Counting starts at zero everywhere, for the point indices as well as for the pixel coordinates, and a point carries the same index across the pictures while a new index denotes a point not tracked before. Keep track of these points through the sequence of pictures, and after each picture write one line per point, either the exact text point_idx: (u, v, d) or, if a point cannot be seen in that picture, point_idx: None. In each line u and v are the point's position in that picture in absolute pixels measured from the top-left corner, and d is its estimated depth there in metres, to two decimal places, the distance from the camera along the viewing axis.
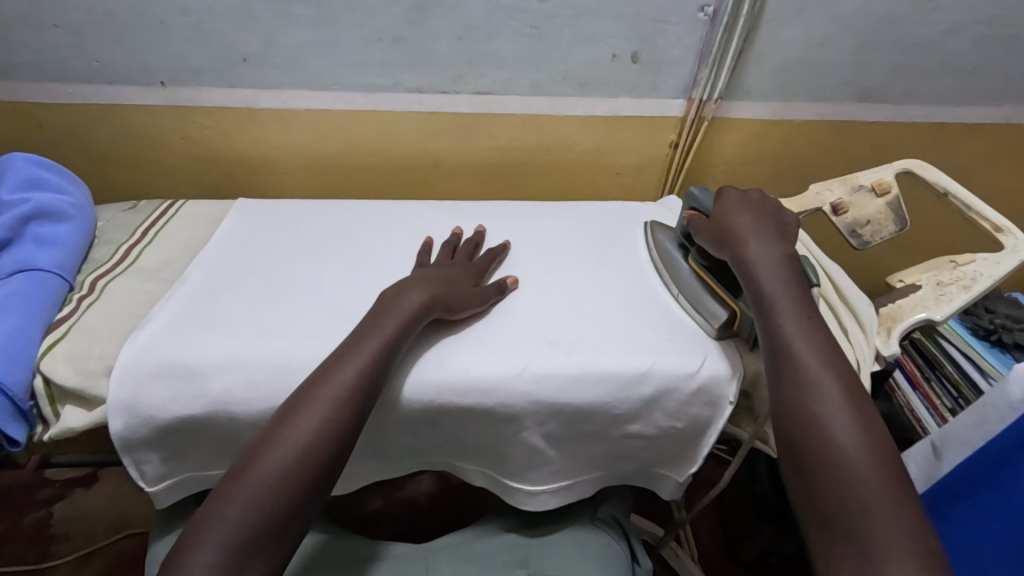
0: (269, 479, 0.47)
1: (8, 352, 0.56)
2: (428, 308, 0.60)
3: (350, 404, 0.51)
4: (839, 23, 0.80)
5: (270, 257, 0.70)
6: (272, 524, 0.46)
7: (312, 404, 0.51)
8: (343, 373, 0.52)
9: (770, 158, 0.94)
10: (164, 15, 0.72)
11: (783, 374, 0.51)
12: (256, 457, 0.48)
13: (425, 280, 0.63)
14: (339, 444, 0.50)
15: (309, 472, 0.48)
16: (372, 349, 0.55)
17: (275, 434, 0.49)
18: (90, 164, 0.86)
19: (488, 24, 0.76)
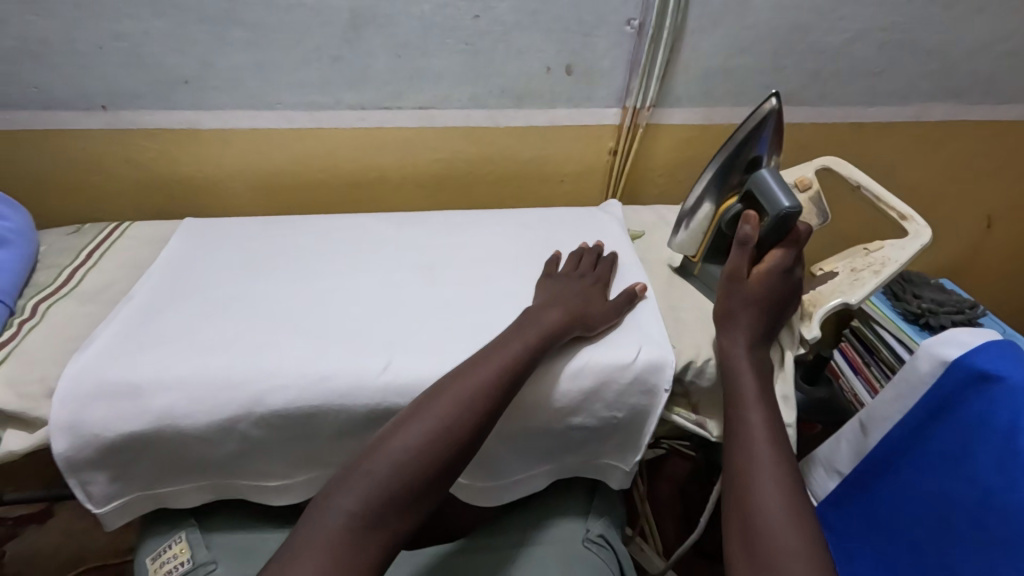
0: (411, 447, 0.52)
1: None
2: (557, 325, 0.62)
3: (480, 406, 0.55)
4: (755, 32, 0.85)
5: (217, 276, 0.71)
6: (401, 495, 0.51)
7: (454, 393, 0.55)
8: (477, 374, 0.56)
9: (703, 160, 0.99)
10: (101, 41, 0.73)
11: (738, 457, 0.56)
12: (395, 429, 0.53)
13: (571, 295, 0.66)
14: (472, 431, 0.54)
15: (441, 456, 0.52)
16: (507, 355, 0.58)
17: (421, 408, 0.54)
18: (33, 191, 0.85)
19: (422, 41, 0.79)
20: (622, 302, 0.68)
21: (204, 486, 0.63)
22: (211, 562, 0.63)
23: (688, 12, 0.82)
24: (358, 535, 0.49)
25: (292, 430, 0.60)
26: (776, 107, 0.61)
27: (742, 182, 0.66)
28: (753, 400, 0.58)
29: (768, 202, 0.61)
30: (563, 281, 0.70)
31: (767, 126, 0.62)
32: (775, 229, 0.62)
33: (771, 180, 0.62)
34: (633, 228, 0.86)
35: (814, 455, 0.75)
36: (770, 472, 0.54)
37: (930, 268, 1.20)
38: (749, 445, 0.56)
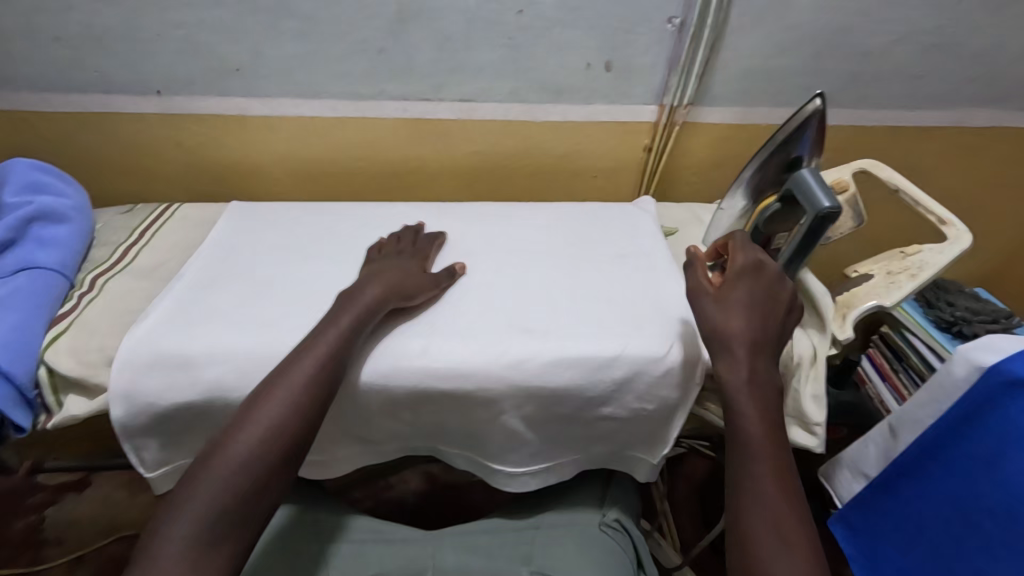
0: (234, 463, 0.51)
1: (12, 344, 0.59)
2: (369, 309, 0.62)
3: (305, 404, 0.55)
4: (797, 33, 0.85)
5: (260, 259, 0.74)
6: (232, 513, 0.50)
7: (276, 399, 0.55)
8: (291, 377, 0.56)
9: (736, 160, 0.99)
10: (160, 28, 0.76)
11: (743, 508, 0.53)
12: (217, 449, 0.52)
13: (387, 276, 0.67)
14: (299, 430, 0.55)
15: (267, 462, 0.52)
16: (324, 349, 0.58)
17: (237, 423, 0.53)
18: (87, 171, 0.89)
19: (467, 35, 0.81)
20: (437, 281, 0.69)
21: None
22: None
23: (731, 11, 0.82)
24: (197, 559, 0.48)
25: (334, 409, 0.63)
26: (819, 106, 0.60)
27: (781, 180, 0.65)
28: (760, 444, 0.56)
29: (807, 200, 0.60)
30: (385, 260, 0.70)
31: (809, 127, 0.62)
32: (813, 229, 0.61)
33: (811, 179, 0.61)
34: (666, 225, 0.87)
35: (841, 456, 0.75)
36: (775, 528, 0.51)
37: (964, 276, 1.19)
38: (754, 499, 0.53)
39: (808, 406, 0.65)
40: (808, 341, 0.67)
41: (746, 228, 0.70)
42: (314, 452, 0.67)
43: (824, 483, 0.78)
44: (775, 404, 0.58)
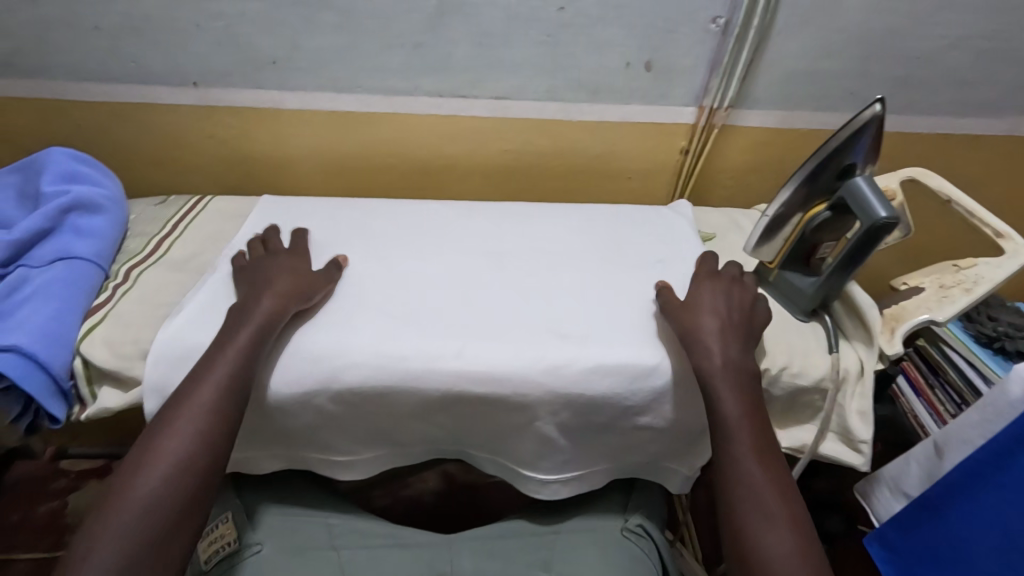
0: (138, 506, 0.49)
1: (49, 334, 0.59)
2: (271, 319, 0.60)
3: (215, 428, 0.54)
4: (845, 35, 0.83)
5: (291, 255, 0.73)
6: (149, 553, 0.48)
7: (180, 430, 0.53)
8: (195, 403, 0.54)
9: (775, 165, 0.97)
10: (198, 20, 0.76)
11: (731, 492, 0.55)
12: (121, 491, 0.50)
13: (282, 281, 0.64)
14: (207, 457, 0.53)
15: (182, 493, 0.51)
16: (224, 369, 0.56)
17: (135, 466, 0.51)
18: (120, 160, 0.89)
19: (506, 31, 0.79)
20: (326, 282, 0.67)
21: (277, 455, 0.66)
22: (258, 543, 0.66)
23: (777, 12, 0.80)
24: None
25: (365, 410, 0.62)
26: (877, 113, 0.58)
27: (833, 188, 0.63)
28: (737, 426, 0.57)
29: (863, 210, 0.59)
30: (266, 262, 0.67)
31: (865, 134, 0.59)
32: (867, 240, 0.59)
33: (867, 189, 0.59)
34: (704, 230, 0.85)
35: (881, 473, 0.73)
36: (759, 508, 0.53)
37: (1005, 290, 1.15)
38: (740, 483, 0.55)
39: (854, 421, 0.63)
40: (855, 355, 0.65)
41: (791, 236, 0.68)
42: (342, 452, 0.66)
43: (861, 500, 0.76)
44: (749, 385, 0.60)
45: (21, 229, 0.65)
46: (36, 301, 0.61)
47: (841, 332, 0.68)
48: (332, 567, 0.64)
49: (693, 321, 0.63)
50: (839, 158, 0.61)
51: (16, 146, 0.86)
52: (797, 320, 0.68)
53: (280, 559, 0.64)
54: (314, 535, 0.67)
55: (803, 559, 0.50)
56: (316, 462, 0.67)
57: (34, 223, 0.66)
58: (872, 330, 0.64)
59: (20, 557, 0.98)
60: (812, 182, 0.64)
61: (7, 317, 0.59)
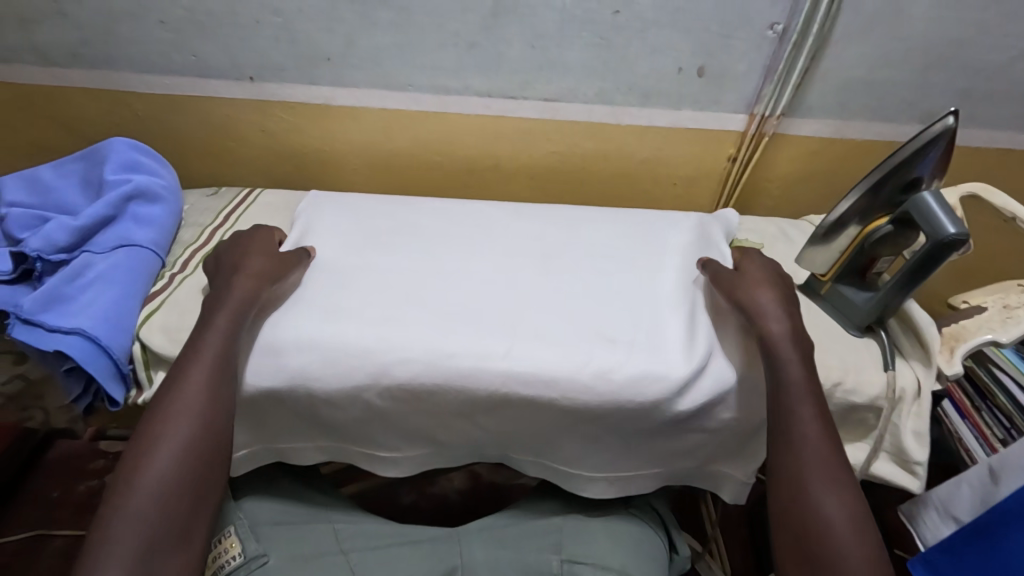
0: (149, 494, 0.51)
1: (111, 319, 0.61)
2: (245, 301, 0.62)
3: (210, 413, 0.55)
4: (908, 45, 0.80)
5: (339, 253, 0.73)
6: (171, 533, 0.50)
7: (179, 418, 0.55)
8: (190, 389, 0.56)
9: (826, 175, 0.95)
10: (259, 15, 0.77)
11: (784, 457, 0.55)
12: (128, 481, 0.51)
13: (247, 264, 0.66)
14: (211, 442, 0.55)
15: (192, 476, 0.53)
16: (212, 355, 0.58)
17: (135, 461, 0.52)
18: (175, 151, 0.91)
19: (560, 33, 0.79)
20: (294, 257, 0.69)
21: (323, 447, 0.67)
22: (262, 554, 0.62)
23: (838, 20, 0.78)
24: None
25: (411, 406, 0.62)
26: (952, 125, 0.56)
27: (898, 201, 0.62)
28: (802, 391, 0.57)
29: (930, 225, 0.57)
30: (230, 251, 0.69)
31: (936, 145, 0.58)
32: (933, 255, 0.58)
33: (934, 202, 0.58)
34: (752, 239, 0.83)
35: (929, 496, 0.71)
36: (822, 472, 0.54)
37: None
38: (801, 448, 0.55)
39: (906, 440, 0.62)
40: (911, 373, 0.63)
41: (848, 248, 0.66)
42: (383, 446, 0.66)
43: (906, 524, 0.74)
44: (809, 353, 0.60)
45: (86, 216, 0.67)
46: (100, 286, 0.63)
47: (897, 350, 0.66)
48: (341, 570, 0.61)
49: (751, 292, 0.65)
50: (906, 171, 0.60)
51: (77, 134, 0.88)
52: (852, 336, 0.66)
53: (289, 568, 0.61)
54: (320, 540, 0.64)
55: (855, 528, 0.51)
56: (359, 456, 0.67)
57: (98, 211, 0.67)
58: (931, 349, 0.63)
59: (58, 533, 1.00)
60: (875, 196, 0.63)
61: (72, 300, 0.61)
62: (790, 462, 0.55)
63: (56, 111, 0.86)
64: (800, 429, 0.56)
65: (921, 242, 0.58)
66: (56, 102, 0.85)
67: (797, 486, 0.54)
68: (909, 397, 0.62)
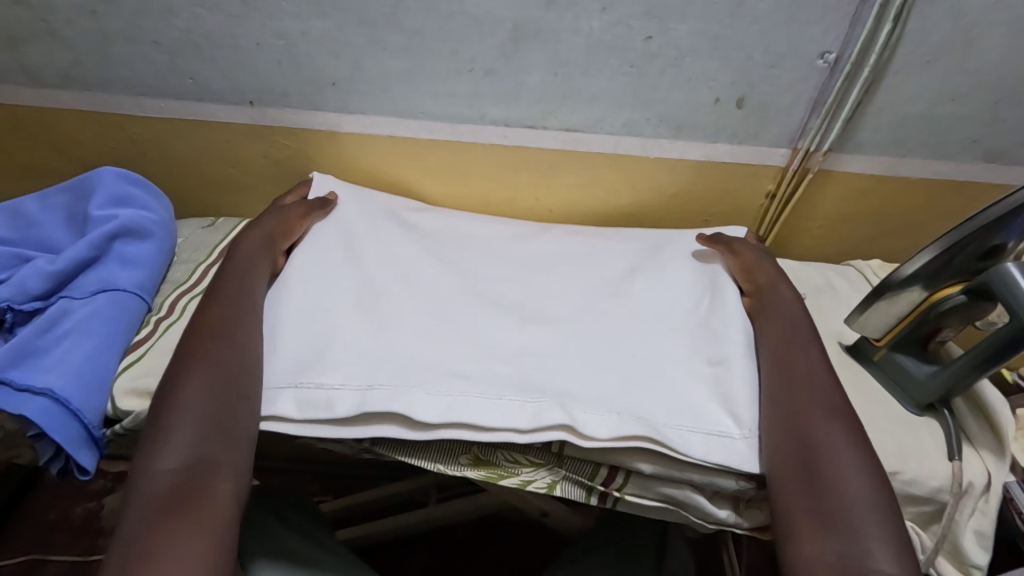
0: (205, 386, 0.50)
1: (84, 376, 0.55)
2: (260, 247, 0.63)
3: (247, 327, 0.56)
4: (976, 78, 0.72)
5: (352, 243, 0.69)
6: (219, 425, 0.48)
7: (215, 333, 0.53)
8: (217, 312, 0.55)
9: (875, 216, 0.86)
10: (261, 37, 0.71)
11: (781, 376, 0.55)
12: (170, 390, 0.49)
13: (263, 222, 0.66)
14: (255, 351, 0.54)
15: (235, 380, 0.51)
16: (232, 290, 0.58)
17: (183, 362, 0.51)
18: (174, 177, 0.85)
19: (586, 60, 0.72)
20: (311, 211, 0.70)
21: (302, 393, 0.53)
22: None
23: (898, 50, 0.70)
24: (193, 468, 0.45)
25: (415, 372, 0.55)
26: None
27: (977, 269, 0.54)
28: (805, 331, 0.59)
29: (1015, 302, 0.50)
30: (271, 212, 0.68)
31: None
32: (1017, 336, 0.50)
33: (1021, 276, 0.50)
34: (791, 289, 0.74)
35: None
36: (816, 393, 0.53)
37: None
38: (797, 369, 0.55)
39: (966, 540, 0.54)
40: (981, 464, 0.55)
41: (910, 315, 0.59)
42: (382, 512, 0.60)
43: None
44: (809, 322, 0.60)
45: (64, 259, 0.61)
46: (74, 338, 0.57)
47: (963, 434, 0.58)
48: None
49: (756, 264, 0.67)
50: (990, 234, 0.52)
51: (71, 158, 0.84)
52: (908, 412, 0.58)
53: None
54: None
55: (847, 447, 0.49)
56: (343, 397, 0.52)
57: (79, 252, 0.62)
58: (1005, 435, 0.55)
59: (53, 560, 0.97)
60: (953, 260, 0.54)
61: (43, 354, 0.56)
62: (806, 384, 0.54)
63: (48, 133, 0.81)
64: (807, 367, 0.55)
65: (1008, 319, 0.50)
66: (47, 125, 0.80)
67: (803, 407, 0.52)
68: (979, 492, 0.54)
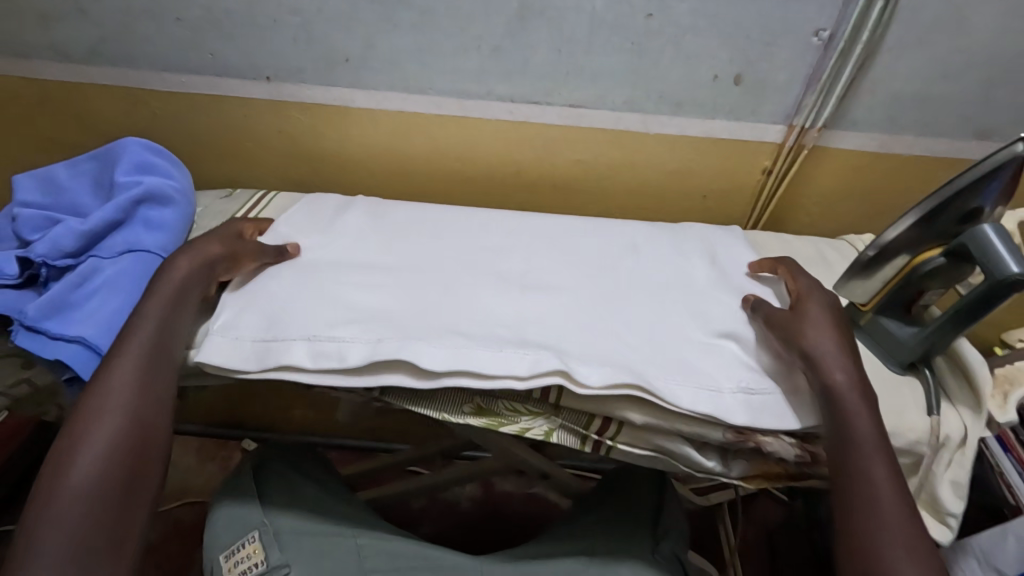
0: (81, 492, 0.46)
1: (115, 328, 0.59)
2: (178, 294, 0.58)
3: (144, 409, 0.50)
4: (969, 56, 0.74)
5: (363, 225, 0.74)
6: (106, 530, 0.45)
7: (110, 409, 0.49)
8: (116, 381, 0.51)
9: (869, 193, 0.89)
10: (277, 15, 0.75)
11: (852, 500, 0.49)
12: (54, 479, 0.46)
13: (200, 247, 0.62)
14: (146, 437, 0.50)
15: (128, 470, 0.48)
16: (143, 347, 0.53)
17: (62, 456, 0.47)
18: (192, 151, 0.89)
19: (589, 38, 0.75)
20: (259, 254, 0.65)
21: (315, 345, 0.56)
22: (285, 565, 0.59)
23: (891, 28, 0.72)
24: None
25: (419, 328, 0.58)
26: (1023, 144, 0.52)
27: (955, 233, 0.57)
28: (870, 434, 0.51)
29: (990, 265, 0.53)
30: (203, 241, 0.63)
31: (1002, 174, 0.53)
32: (993, 295, 0.53)
33: (996, 239, 0.53)
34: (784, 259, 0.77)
35: (969, 543, 0.71)
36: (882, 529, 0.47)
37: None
38: (866, 491, 0.49)
39: (943, 491, 0.56)
40: (958, 421, 0.58)
41: (893, 280, 0.61)
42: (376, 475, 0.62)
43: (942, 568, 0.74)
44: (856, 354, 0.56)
45: (94, 219, 0.65)
46: (105, 293, 0.61)
47: (943, 392, 0.61)
48: None
49: (801, 336, 0.57)
50: (966, 200, 0.55)
51: (95, 132, 0.87)
52: (891, 372, 0.61)
53: None
54: (340, 556, 0.62)
55: None
56: (354, 349, 0.56)
57: (107, 215, 0.66)
58: (982, 393, 0.58)
59: None
60: (931, 223, 0.57)
61: (76, 307, 0.59)
62: (880, 513, 0.48)
63: (74, 109, 0.85)
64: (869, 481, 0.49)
65: (980, 280, 0.54)
66: (73, 100, 0.84)
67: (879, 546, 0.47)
68: (955, 446, 0.57)
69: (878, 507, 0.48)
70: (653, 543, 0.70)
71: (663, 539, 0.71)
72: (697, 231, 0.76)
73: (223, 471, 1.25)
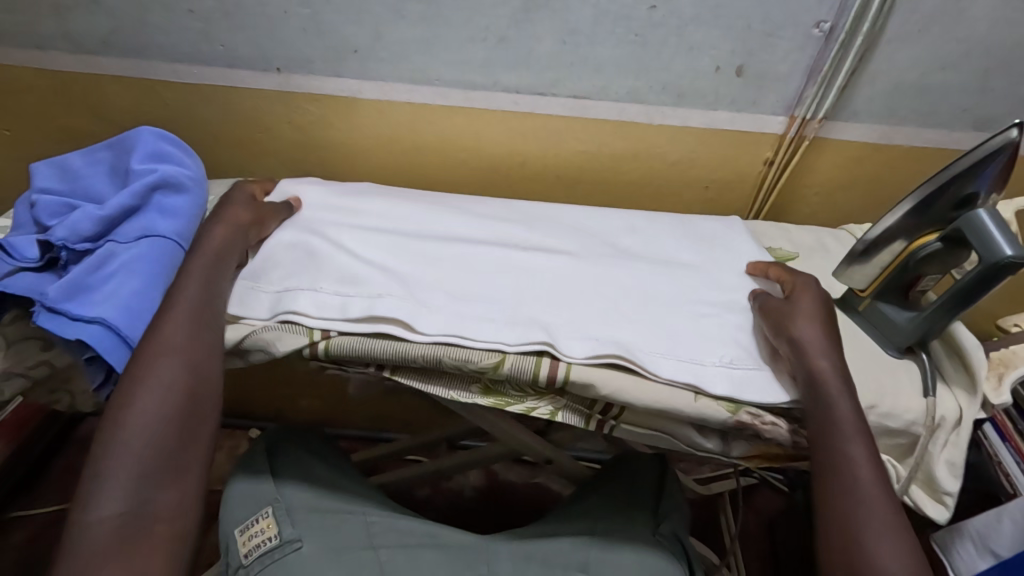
0: (133, 463, 0.46)
1: (132, 310, 0.61)
2: (221, 254, 0.60)
3: (190, 382, 0.51)
4: (967, 47, 0.75)
5: (369, 198, 0.76)
6: (169, 460, 0.48)
7: (167, 353, 0.52)
8: (174, 326, 0.53)
9: (867, 182, 0.90)
10: (287, 6, 0.76)
11: (839, 484, 0.50)
12: (121, 412, 0.48)
13: (232, 214, 0.65)
14: (192, 410, 0.50)
15: (188, 406, 0.50)
16: (193, 299, 0.56)
17: (111, 428, 0.48)
18: (202, 141, 0.91)
19: (593, 29, 0.76)
20: (276, 213, 0.68)
21: (318, 296, 0.59)
22: (297, 539, 0.61)
23: (890, 19, 0.74)
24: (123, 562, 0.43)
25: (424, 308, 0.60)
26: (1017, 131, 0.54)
27: (950, 219, 0.59)
28: (853, 425, 0.52)
29: (984, 248, 0.54)
30: (228, 208, 0.65)
31: (996, 161, 0.55)
32: (987, 278, 0.55)
33: (990, 224, 0.54)
34: (784, 247, 0.78)
35: (965, 526, 0.72)
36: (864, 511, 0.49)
37: None
38: (853, 476, 0.50)
39: (942, 472, 0.58)
40: (954, 403, 0.59)
41: (891, 266, 0.63)
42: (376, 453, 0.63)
43: (938, 552, 0.75)
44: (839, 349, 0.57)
45: (112, 206, 0.67)
46: (122, 276, 0.63)
47: (940, 375, 0.62)
48: (370, 566, 0.60)
49: (789, 324, 0.58)
50: (961, 186, 0.57)
51: (108, 122, 0.89)
52: (889, 356, 0.62)
53: (320, 558, 0.60)
54: (349, 531, 0.64)
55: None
56: (353, 302, 0.58)
57: (123, 201, 0.68)
58: (978, 373, 0.59)
59: None
60: (926, 209, 0.59)
61: (94, 290, 0.61)
62: (864, 492, 0.49)
63: (87, 98, 0.87)
64: (854, 467, 0.50)
65: (974, 264, 0.55)
66: (88, 91, 0.86)
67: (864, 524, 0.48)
68: (950, 426, 0.58)
69: (863, 488, 0.49)
70: (655, 524, 0.71)
71: (664, 520, 0.72)
72: (699, 223, 0.77)
73: (230, 460, 1.27)
